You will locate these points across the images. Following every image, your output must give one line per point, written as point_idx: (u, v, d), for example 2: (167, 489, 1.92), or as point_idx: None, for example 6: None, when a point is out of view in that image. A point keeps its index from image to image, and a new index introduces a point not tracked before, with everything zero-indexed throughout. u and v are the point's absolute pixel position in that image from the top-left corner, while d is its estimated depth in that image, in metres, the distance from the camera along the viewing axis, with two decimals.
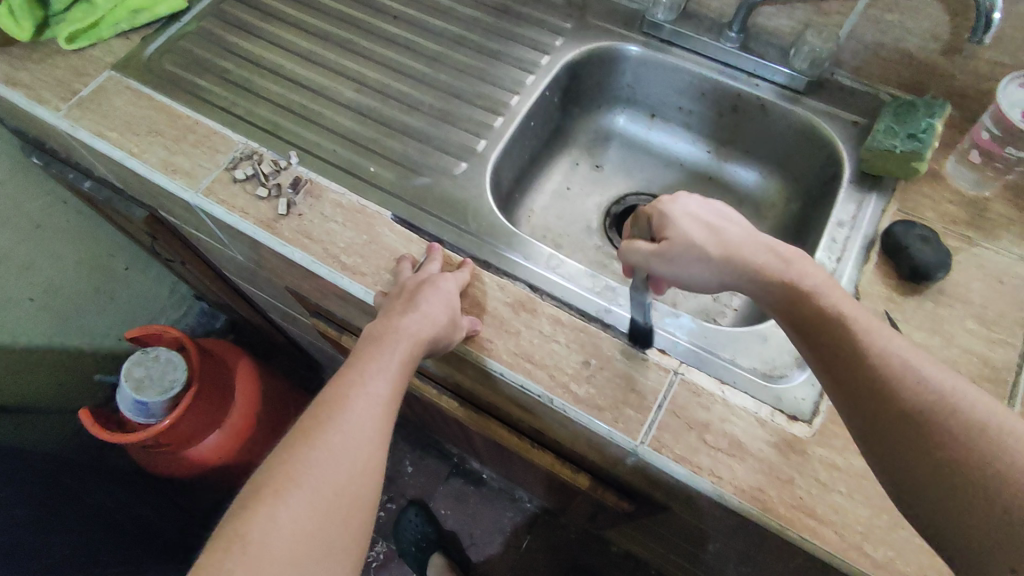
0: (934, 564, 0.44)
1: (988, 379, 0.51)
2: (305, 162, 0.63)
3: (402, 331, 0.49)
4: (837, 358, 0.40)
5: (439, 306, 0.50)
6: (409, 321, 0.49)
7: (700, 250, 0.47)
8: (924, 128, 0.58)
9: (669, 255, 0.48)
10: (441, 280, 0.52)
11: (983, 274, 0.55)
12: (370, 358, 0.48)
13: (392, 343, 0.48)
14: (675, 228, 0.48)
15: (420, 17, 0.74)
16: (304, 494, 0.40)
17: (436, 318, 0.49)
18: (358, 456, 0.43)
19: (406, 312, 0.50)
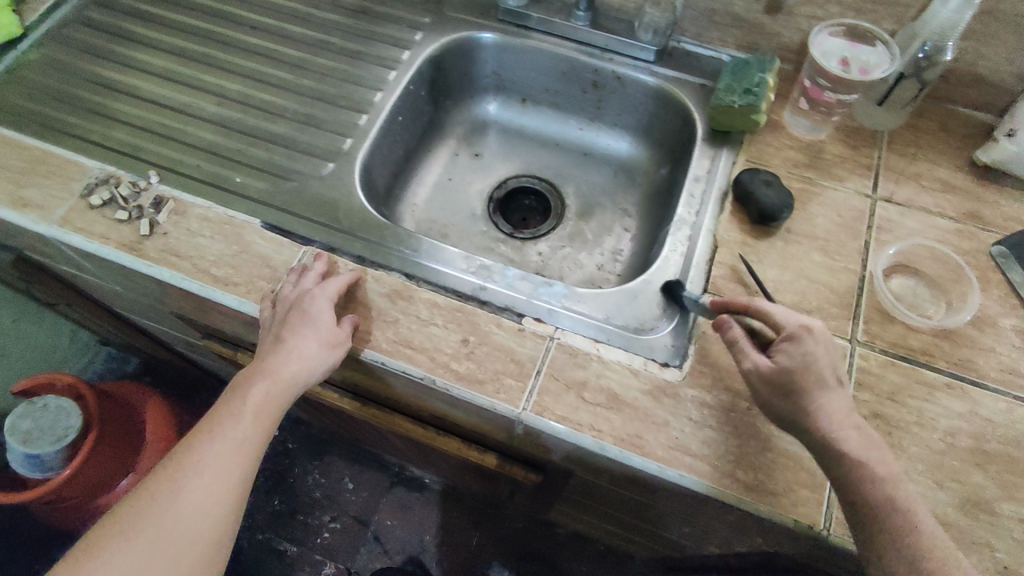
0: (800, 478, 0.48)
1: (835, 303, 0.55)
2: (167, 180, 0.61)
3: (274, 367, 0.49)
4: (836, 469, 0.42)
5: (307, 337, 0.50)
6: (282, 355, 0.49)
7: (798, 386, 0.43)
8: (757, 83, 0.62)
9: (770, 376, 0.44)
10: (315, 300, 0.51)
11: (824, 210, 0.60)
12: (240, 393, 0.48)
13: (263, 380, 0.48)
14: (790, 357, 0.44)
15: (278, 25, 0.74)
16: (129, 542, 0.41)
17: (305, 354, 0.49)
18: (212, 497, 0.44)
19: (281, 343, 0.50)
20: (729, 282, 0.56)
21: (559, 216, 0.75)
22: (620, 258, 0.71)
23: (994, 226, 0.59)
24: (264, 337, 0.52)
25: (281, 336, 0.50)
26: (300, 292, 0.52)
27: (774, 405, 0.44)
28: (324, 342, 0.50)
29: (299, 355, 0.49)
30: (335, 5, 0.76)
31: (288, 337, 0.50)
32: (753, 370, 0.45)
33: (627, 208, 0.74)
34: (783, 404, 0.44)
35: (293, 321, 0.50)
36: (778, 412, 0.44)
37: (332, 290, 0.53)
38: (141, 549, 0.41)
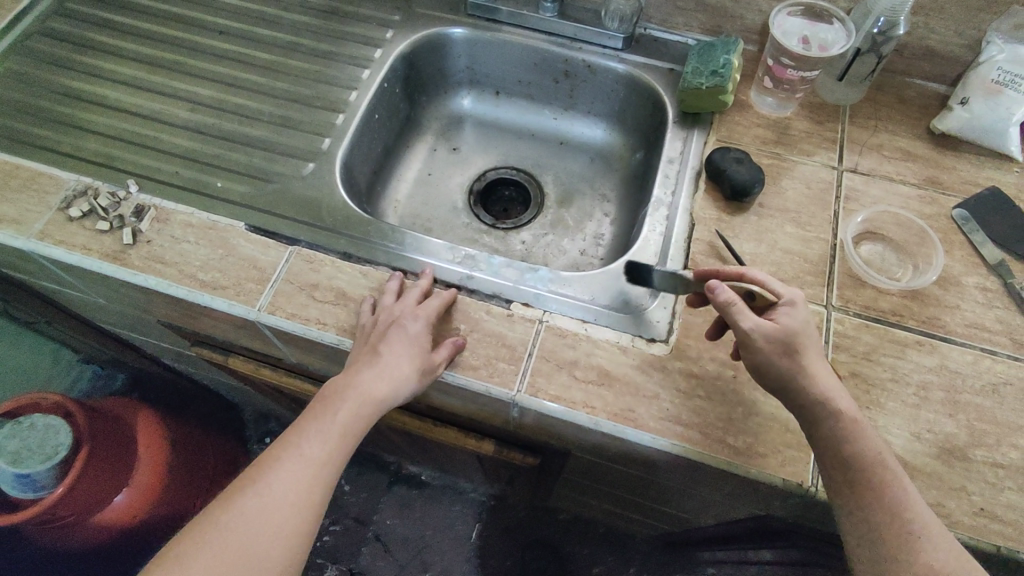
0: (787, 439, 0.50)
1: (809, 271, 0.57)
2: (146, 189, 0.61)
3: (367, 388, 0.49)
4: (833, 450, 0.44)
5: (400, 358, 0.50)
6: (379, 375, 0.49)
7: (794, 348, 0.45)
8: (723, 64, 0.64)
9: (772, 338, 0.45)
10: (415, 321, 0.51)
11: (793, 183, 0.62)
12: (330, 410, 0.48)
13: (355, 400, 0.48)
14: (790, 320, 0.46)
15: (247, 28, 0.74)
16: (213, 552, 0.42)
17: (400, 377, 0.49)
18: (289, 514, 0.44)
19: (381, 360, 0.50)
20: (708, 257, 0.58)
21: (539, 204, 0.77)
22: (602, 242, 0.73)
23: (954, 190, 0.62)
24: (359, 345, 0.52)
25: (377, 350, 0.50)
26: (402, 307, 0.52)
27: (767, 366, 0.45)
28: (416, 368, 0.50)
29: (393, 377, 0.49)
30: (304, 6, 0.76)
31: (384, 354, 0.50)
32: (755, 332, 0.45)
33: (605, 193, 0.76)
34: (781, 365, 0.44)
35: (391, 338, 0.50)
36: (773, 374, 0.45)
37: (431, 311, 0.53)
38: (216, 554, 0.42)
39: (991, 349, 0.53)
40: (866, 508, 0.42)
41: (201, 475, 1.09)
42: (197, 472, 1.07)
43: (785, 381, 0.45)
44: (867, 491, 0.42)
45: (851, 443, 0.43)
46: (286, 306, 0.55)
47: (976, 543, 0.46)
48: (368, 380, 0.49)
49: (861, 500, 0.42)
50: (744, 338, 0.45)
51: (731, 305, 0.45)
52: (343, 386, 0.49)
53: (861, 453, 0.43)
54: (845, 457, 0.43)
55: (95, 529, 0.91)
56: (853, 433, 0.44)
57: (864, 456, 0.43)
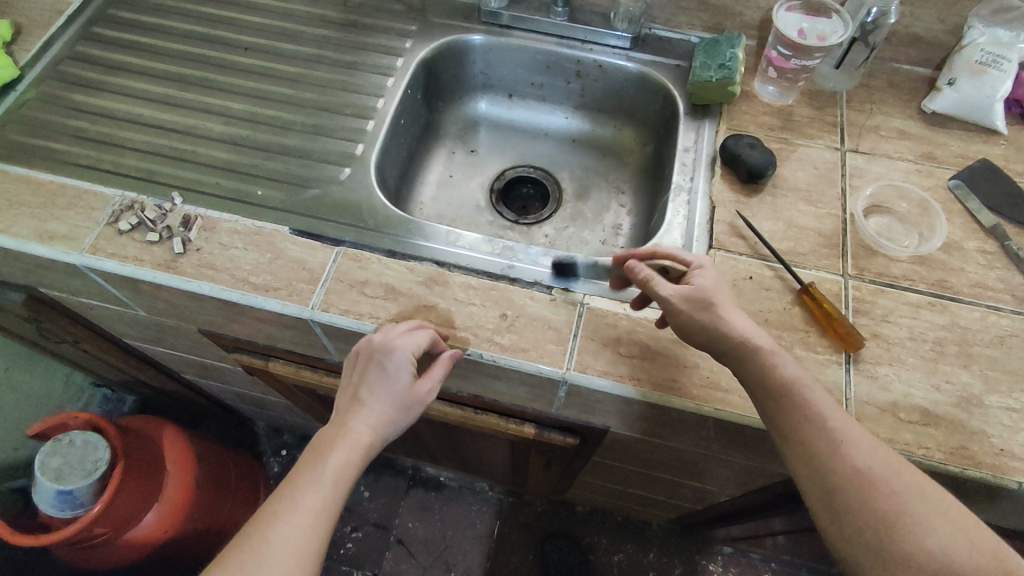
0: None
1: (824, 245, 0.61)
2: (190, 201, 0.63)
3: (353, 434, 0.49)
4: (762, 386, 0.47)
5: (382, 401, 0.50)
6: (367, 422, 0.49)
7: (713, 308, 0.49)
8: (729, 58, 0.69)
9: (689, 296, 0.49)
10: (391, 357, 0.50)
11: (802, 165, 0.67)
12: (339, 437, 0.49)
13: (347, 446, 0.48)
14: (703, 281, 0.50)
15: (270, 44, 0.77)
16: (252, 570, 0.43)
17: (387, 418, 0.50)
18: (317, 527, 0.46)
19: (365, 405, 0.50)
20: (730, 236, 0.62)
21: (558, 200, 0.80)
22: (621, 231, 0.76)
23: (947, 164, 0.67)
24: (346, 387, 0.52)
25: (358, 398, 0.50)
26: (384, 337, 0.52)
27: (697, 326, 0.49)
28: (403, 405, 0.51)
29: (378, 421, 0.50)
30: (323, 21, 0.79)
31: (366, 398, 0.50)
32: (671, 297, 0.49)
33: (620, 185, 0.80)
34: (705, 318, 0.48)
35: (372, 379, 0.51)
36: (701, 332, 0.49)
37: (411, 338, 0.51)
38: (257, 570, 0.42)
39: (996, 306, 0.58)
40: (807, 443, 0.45)
41: (226, 486, 1.10)
42: (223, 484, 1.08)
43: (714, 336, 0.48)
44: (806, 430, 0.45)
45: (784, 385, 0.46)
46: (338, 303, 0.57)
47: (1000, 480, 0.50)
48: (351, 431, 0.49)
49: (800, 439, 0.45)
50: (666, 306, 0.50)
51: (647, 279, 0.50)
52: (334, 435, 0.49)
53: (795, 396, 0.46)
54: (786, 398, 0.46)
55: (127, 549, 0.91)
56: (788, 376, 0.46)
57: (800, 395, 0.46)
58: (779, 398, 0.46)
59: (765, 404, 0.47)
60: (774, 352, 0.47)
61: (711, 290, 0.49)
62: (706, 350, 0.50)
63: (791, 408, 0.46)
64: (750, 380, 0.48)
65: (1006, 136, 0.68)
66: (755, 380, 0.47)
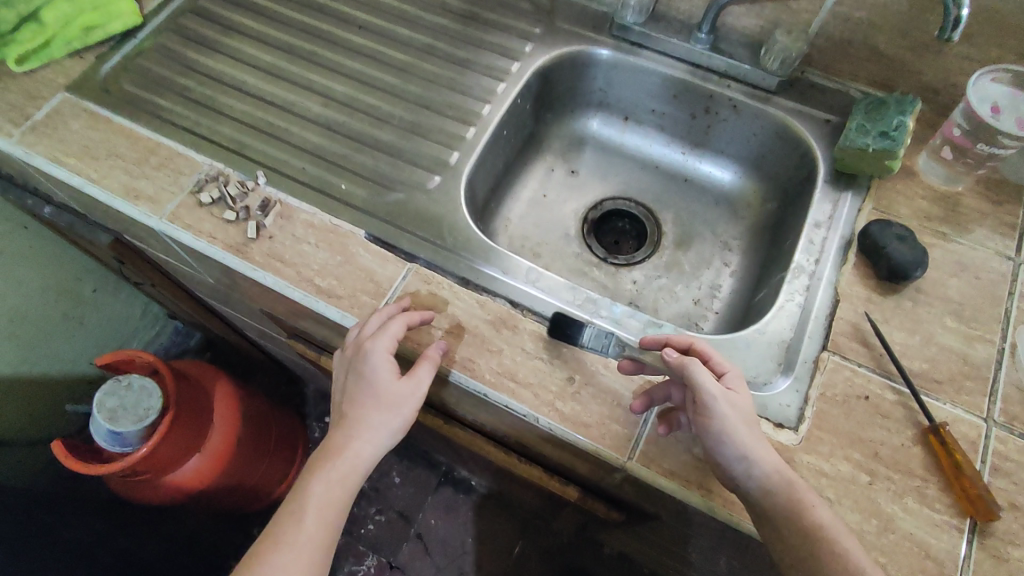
0: (925, 567, 0.44)
1: (968, 376, 0.51)
2: (273, 182, 0.60)
3: (343, 450, 0.50)
4: (790, 522, 0.43)
5: (370, 410, 0.50)
6: (357, 432, 0.50)
7: (742, 427, 0.45)
8: (896, 126, 0.58)
9: (731, 405, 0.46)
10: (369, 359, 0.50)
11: (959, 271, 0.55)
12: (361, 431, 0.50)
13: (345, 463, 0.50)
14: (743, 393, 0.47)
15: (385, 26, 0.73)
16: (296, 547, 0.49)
17: (379, 422, 0.50)
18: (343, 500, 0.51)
19: (355, 417, 0.51)
20: (852, 341, 0.53)
21: (655, 243, 0.72)
22: (719, 295, 0.68)
23: None
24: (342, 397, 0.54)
25: (348, 413, 0.51)
26: (357, 343, 0.51)
27: (721, 437, 0.45)
28: (384, 400, 0.50)
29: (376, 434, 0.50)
30: (444, 8, 0.74)
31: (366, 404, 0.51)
32: (713, 401, 0.45)
33: (729, 241, 0.71)
34: (746, 435, 0.45)
35: (357, 388, 0.51)
36: (739, 445, 0.44)
37: (388, 339, 0.50)
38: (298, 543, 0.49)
39: None
40: None
41: (265, 449, 1.11)
42: (262, 446, 1.10)
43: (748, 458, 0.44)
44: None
45: (818, 527, 0.42)
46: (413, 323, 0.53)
47: None
48: (344, 444, 0.50)
49: None
50: (710, 405, 0.45)
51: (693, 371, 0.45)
52: (325, 447, 0.51)
53: (831, 544, 0.42)
54: (814, 540, 0.42)
55: (168, 491, 0.94)
56: (820, 519, 0.43)
57: (834, 543, 0.42)
58: (809, 540, 0.42)
59: (784, 538, 0.43)
60: (801, 488, 0.44)
61: (748, 403, 0.47)
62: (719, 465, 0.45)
63: (812, 546, 0.42)
64: (753, 499, 0.44)
65: None
66: (786, 515, 0.43)
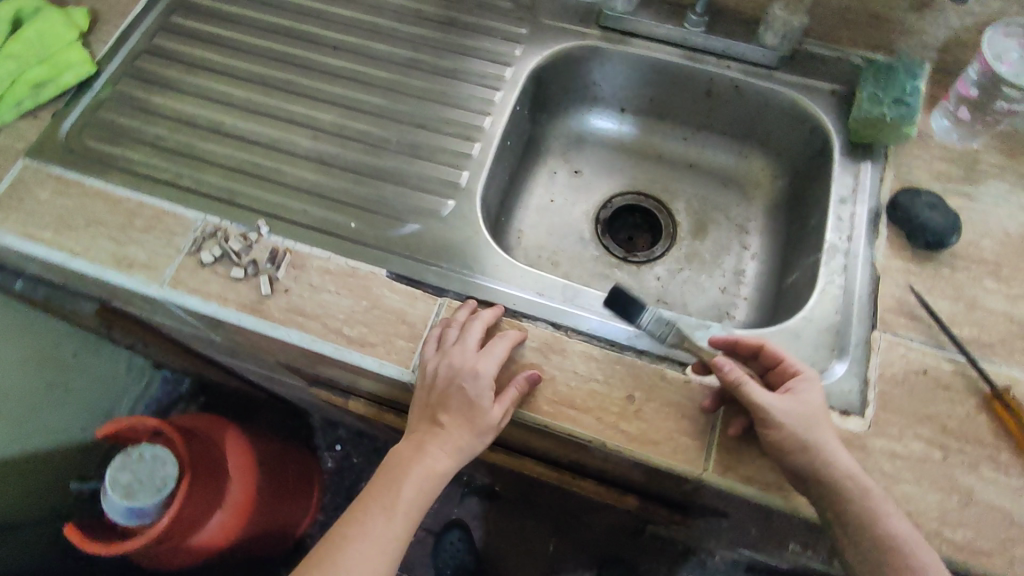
0: (1010, 533, 0.45)
1: (1015, 336, 0.51)
2: (277, 230, 0.56)
3: (427, 456, 0.48)
4: (863, 534, 0.42)
5: (462, 430, 0.48)
6: (438, 444, 0.48)
7: (806, 433, 0.44)
8: (910, 90, 0.58)
9: (792, 415, 0.44)
10: (475, 379, 0.48)
11: (990, 229, 0.56)
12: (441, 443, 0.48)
13: (421, 471, 0.48)
14: (814, 399, 0.46)
15: (361, 43, 0.68)
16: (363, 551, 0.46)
17: (460, 438, 0.48)
18: (414, 512, 0.48)
19: (438, 429, 0.49)
20: (899, 315, 0.52)
21: (672, 235, 0.71)
22: (745, 280, 0.67)
23: None
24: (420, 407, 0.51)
25: (440, 422, 0.49)
26: (462, 356, 0.48)
27: (782, 445, 0.44)
28: (467, 417, 0.48)
29: (465, 453, 0.49)
30: (420, 17, 0.70)
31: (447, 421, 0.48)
32: (771, 409, 0.44)
33: (746, 223, 0.70)
34: (810, 444, 0.44)
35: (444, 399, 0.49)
36: (802, 456, 0.44)
37: (496, 361, 0.49)
38: (364, 551, 0.46)
39: None
40: None
41: (285, 489, 1.07)
42: (281, 487, 1.05)
43: (815, 468, 0.43)
44: None
45: (893, 541, 0.42)
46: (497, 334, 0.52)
47: None
48: (436, 455, 0.48)
49: None
50: (765, 416, 0.44)
51: (742, 385, 0.45)
52: (402, 454, 0.49)
53: (908, 557, 0.41)
54: (889, 554, 0.42)
55: (195, 553, 0.89)
56: (896, 531, 0.42)
57: (909, 557, 0.41)
58: (884, 553, 0.42)
59: (859, 546, 0.43)
60: (879, 500, 0.43)
61: (819, 411, 0.45)
62: (787, 470, 0.45)
63: (880, 554, 0.42)
64: (821, 504, 0.44)
65: None
66: (860, 527, 0.43)
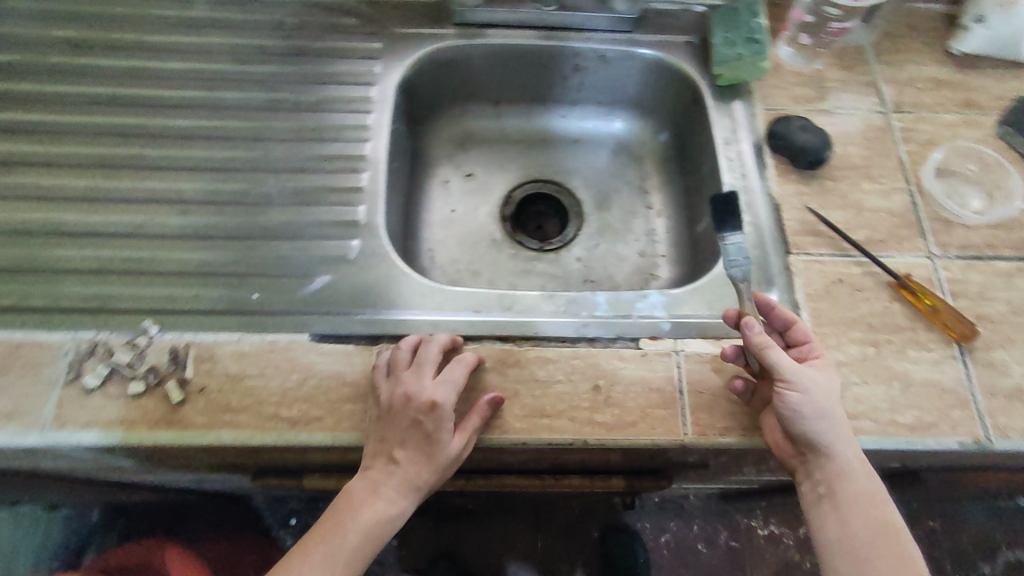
0: (948, 401, 0.50)
1: (900, 227, 0.57)
2: (169, 326, 0.50)
3: (377, 494, 0.46)
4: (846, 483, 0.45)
5: (417, 466, 0.46)
6: (391, 481, 0.46)
7: (827, 406, 0.45)
8: (756, 28, 0.62)
9: (812, 382, 0.45)
10: (433, 412, 0.46)
11: (853, 138, 0.61)
12: (393, 480, 0.46)
13: (372, 510, 0.46)
14: (829, 376, 0.47)
15: (203, 95, 0.61)
16: None
17: (414, 474, 0.46)
18: (363, 552, 0.46)
19: (391, 466, 0.46)
20: (805, 236, 0.56)
21: (579, 213, 0.71)
22: (658, 239, 0.69)
23: (989, 109, 0.63)
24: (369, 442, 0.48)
25: (394, 459, 0.46)
26: (418, 387, 0.46)
27: (792, 407, 0.44)
28: (421, 450, 0.46)
29: (421, 487, 0.47)
30: (262, 53, 0.64)
31: (400, 458, 0.46)
32: (792, 374, 0.45)
33: (643, 184, 0.72)
34: (822, 409, 0.45)
35: (397, 434, 0.46)
36: (810, 417, 0.44)
37: (452, 389, 0.47)
38: None
39: None
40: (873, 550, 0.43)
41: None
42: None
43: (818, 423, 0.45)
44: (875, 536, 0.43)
45: (869, 493, 0.44)
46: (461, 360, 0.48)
47: None
48: (391, 496, 0.46)
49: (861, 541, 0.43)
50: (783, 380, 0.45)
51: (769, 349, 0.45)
52: (351, 493, 0.47)
53: (878, 506, 0.44)
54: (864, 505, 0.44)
55: None
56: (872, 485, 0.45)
57: (879, 509, 0.44)
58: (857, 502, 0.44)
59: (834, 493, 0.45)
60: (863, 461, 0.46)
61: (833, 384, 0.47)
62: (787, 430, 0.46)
63: (866, 512, 0.44)
64: (818, 475, 0.46)
65: None
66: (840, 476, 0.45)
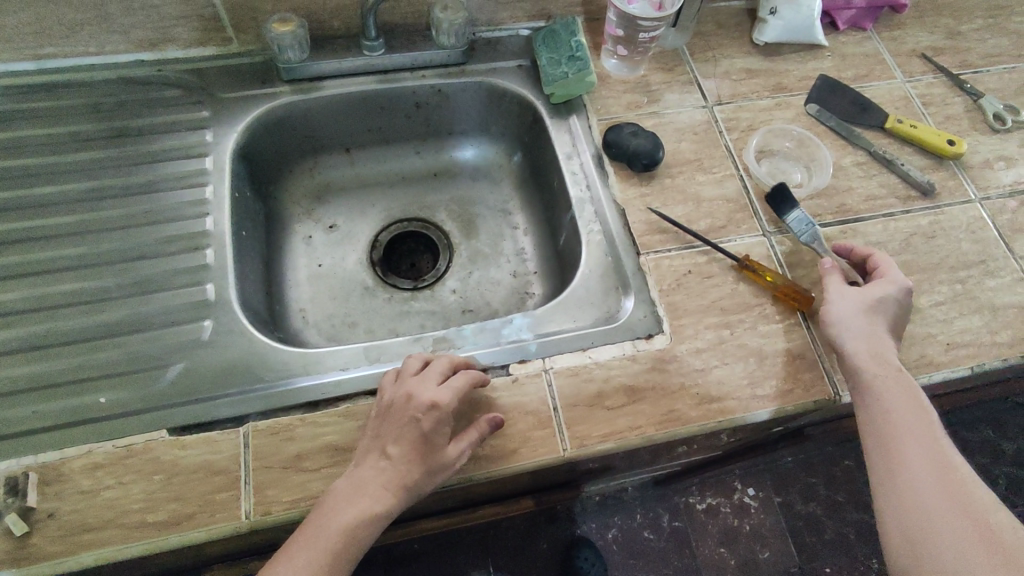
0: (800, 365, 0.54)
1: (736, 211, 0.61)
2: (5, 453, 0.46)
3: (363, 492, 0.43)
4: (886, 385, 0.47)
5: (410, 466, 0.44)
6: (379, 479, 0.43)
7: (863, 319, 0.50)
8: (576, 46, 0.65)
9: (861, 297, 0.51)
10: (430, 410, 0.44)
11: (682, 135, 0.65)
12: (382, 479, 0.43)
13: (353, 510, 0.42)
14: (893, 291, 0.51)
15: (20, 195, 0.57)
16: None
17: (403, 474, 0.43)
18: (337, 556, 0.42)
19: (382, 463, 0.44)
20: (652, 234, 0.59)
21: (448, 245, 0.72)
22: (528, 257, 0.70)
23: (796, 90, 0.69)
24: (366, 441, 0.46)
25: (386, 455, 0.44)
26: (421, 385, 0.46)
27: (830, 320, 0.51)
28: (412, 448, 0.44)
29: (408, 495, 0.44)
30: (82, 140, 0.60)
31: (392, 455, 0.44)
32: (835, 292, 0.52)
33: (506, 206, 0.73)
34: (868, 318, 0.50)
35: (394, 431, 0.45)
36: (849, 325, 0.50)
37: (455, 392, 0.46)
38: None
39: (890, 212, 0.62)
40: (915, 439, 0.45)
41: None
42: None
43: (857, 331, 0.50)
44: (920, 430, 0.45)
45: (914, 397, 0.47)
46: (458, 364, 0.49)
47: (958, 371, 0.55)
48: (377, 493, 0.43)
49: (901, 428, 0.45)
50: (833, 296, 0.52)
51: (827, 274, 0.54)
52: (337, 488, 0.44)
53: (924, 411, 0.46)
54: (910, 405, 0.46)
55: None
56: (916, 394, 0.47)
57: (926, 414, 0.46)
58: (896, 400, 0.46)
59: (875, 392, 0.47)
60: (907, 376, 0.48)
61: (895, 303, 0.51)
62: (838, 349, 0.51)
63: (908, 407, 0.46)
64: (859, 381, 0.48)
65: (827, 47, 0.72)
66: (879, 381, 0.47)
